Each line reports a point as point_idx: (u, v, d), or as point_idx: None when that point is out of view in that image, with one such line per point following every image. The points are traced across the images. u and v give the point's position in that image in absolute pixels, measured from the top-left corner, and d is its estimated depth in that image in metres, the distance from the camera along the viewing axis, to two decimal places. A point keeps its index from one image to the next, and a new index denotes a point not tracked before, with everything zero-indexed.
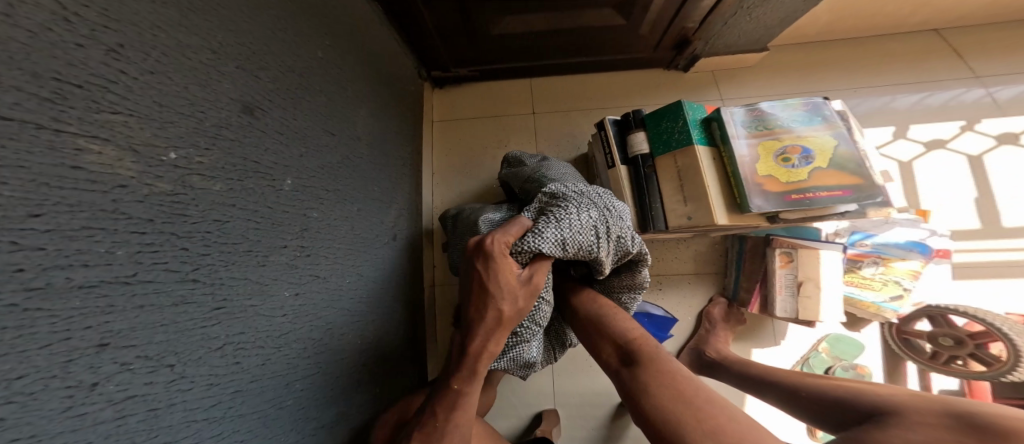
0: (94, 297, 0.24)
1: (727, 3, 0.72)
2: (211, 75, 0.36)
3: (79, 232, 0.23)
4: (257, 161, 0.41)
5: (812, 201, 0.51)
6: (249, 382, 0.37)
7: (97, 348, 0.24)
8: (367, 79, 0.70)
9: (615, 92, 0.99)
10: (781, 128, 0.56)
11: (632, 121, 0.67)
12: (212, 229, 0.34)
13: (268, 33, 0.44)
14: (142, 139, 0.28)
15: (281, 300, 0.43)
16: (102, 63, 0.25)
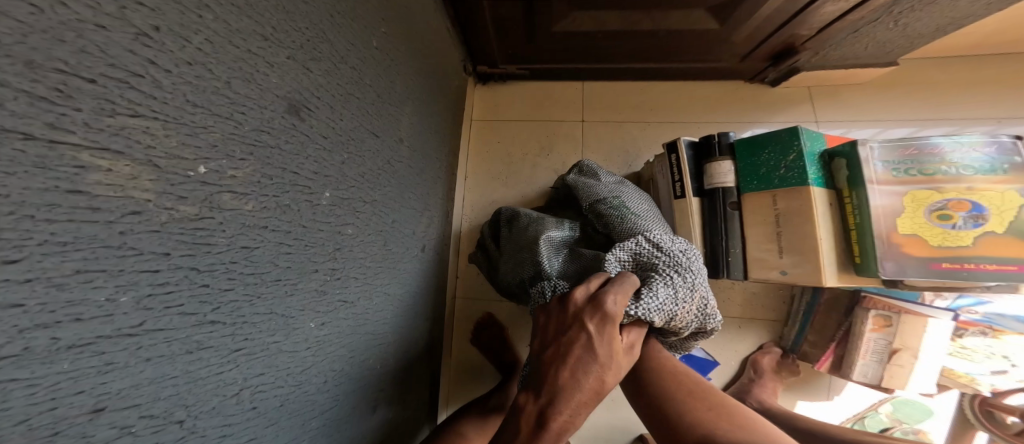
0: (87, 357, 0.18)
1: (867, 8, 0.58)
2: (259, 66, 0.30)
3: (71, 278, 0.17)
4: (297, 171, 0.35)
5: (965, 274, 0.45)
6: (265, 427, 0.32)
7: (89, 416, 0.19)
8: (416, 73, 0.64)
9: (683, 106, 0.88)
10: (941, 178, 0.47)
11: (717, 146, 0.57)
12: (239, 258, 0.28)
13: (324, 17, 0.38)
14: (167, 149, 0.22)
15: (306, 332, 0.37)
16: (128, 50, 0.19)
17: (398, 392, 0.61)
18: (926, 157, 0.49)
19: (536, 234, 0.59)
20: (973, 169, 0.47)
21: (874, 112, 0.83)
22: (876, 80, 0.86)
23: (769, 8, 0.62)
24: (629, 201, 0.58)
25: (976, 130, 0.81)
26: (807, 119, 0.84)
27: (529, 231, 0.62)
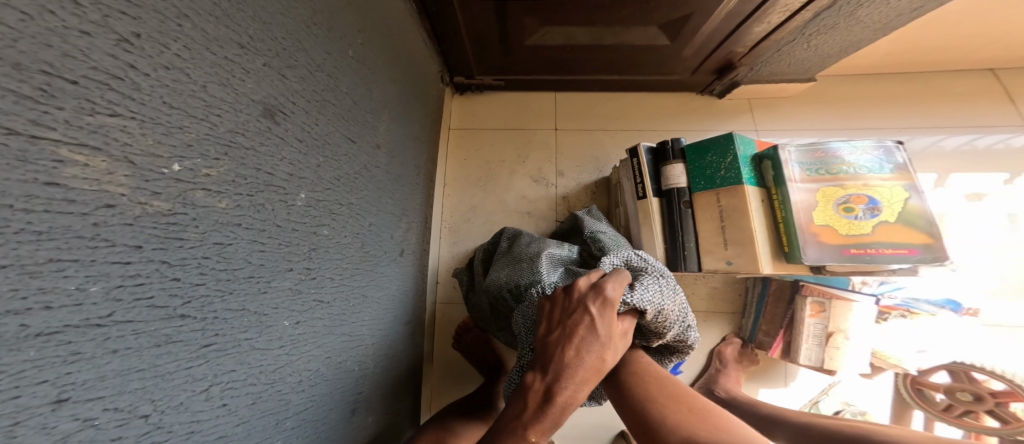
0: (54, 345, 0.19)
1: (785, 29, 0.68)
2: (235, 72, 0.31)
3: (45, 266, 0.18)
4: (271, 172, 0.36)
5: (870, 257, 0.51)
6: (236, 426, 0.32)
7: (53, 406, 0.19)
8: (393, 82, 0.66)
9: (647, 114, 0.95)
10: (845, 175, 0.55)
11: (670, 151, 0.64)
12: (211, 254, 0.29)
13: (300, 27, 0.40)
14: (143, 147, 0.23)
15: (279, 330, 0.37)
16: (109, 54, 0.21)
17: (379, 396, 0.60)
18: (830, 159, 0.57)
19: (538, 249, 0.61)
20: (867, 169, 0.56)
21: (801, 122, 0.94)
22: (806, 96, 0.97)
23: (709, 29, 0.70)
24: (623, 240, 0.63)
25: (885, 138, 0.94)
26: (747, 128, 0.94)
27: (530, 248, 0.64)
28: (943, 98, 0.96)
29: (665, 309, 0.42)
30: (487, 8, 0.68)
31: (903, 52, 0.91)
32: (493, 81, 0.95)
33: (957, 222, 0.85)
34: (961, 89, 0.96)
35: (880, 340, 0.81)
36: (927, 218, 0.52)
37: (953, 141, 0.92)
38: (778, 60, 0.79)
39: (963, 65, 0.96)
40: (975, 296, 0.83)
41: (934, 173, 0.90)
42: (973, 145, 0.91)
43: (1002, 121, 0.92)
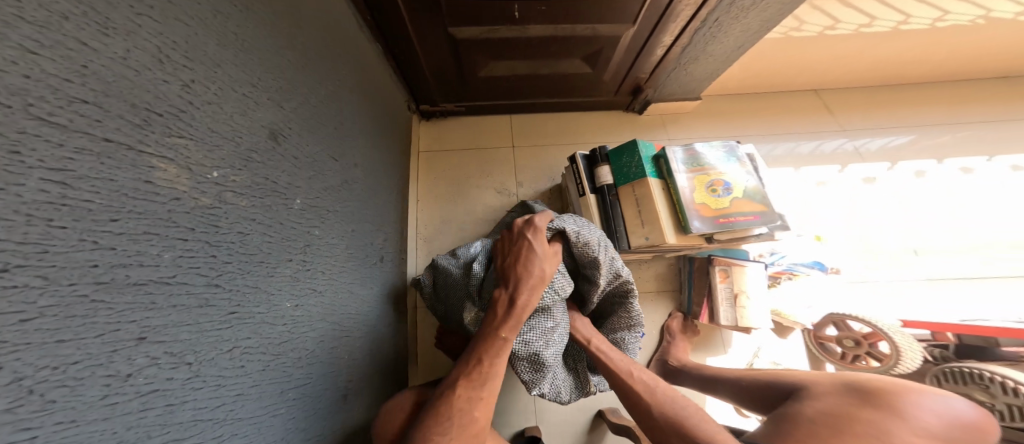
0: (141, 294, 0.27)
1: (670, 59, 0.79)
2: (250, 104, 0.41)
3: (141, 236, 0.27)
4: (275, 181, 0.44)
5: (733, 225, 0.61)
6: (250, 387, 0.38)
7: (136, 341, 0.26)
8: (366, 112, 0.75)
9: (584, 130, 1.07)
10: (707, 164, 0.65)
11: (598, 156, 0.77)
12: (235, 240, 0.37)
13: (294, 68, 0.50)
14: (195, 159, 0.32)
15: (282, 310, 0.44)
16: (178, 95, 0.31)
17: (369, 387, 0.66)
18: (698, 154, 0.67)
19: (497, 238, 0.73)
20: (719, 159, 0.67)
21: (710, 129, 1.08)
22: (715, 111, 1.15)
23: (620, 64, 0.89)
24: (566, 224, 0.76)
25: (782, 143, 1.12)
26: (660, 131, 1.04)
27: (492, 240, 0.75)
28: (807, 108, 1.17)
29: (581, 232, 0.53)
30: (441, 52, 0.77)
31: (780, 74, 1.12)
32: (454, 106, 1.06)
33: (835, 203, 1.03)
34: (821, 101, 1.17)
35: (777, 298, 0.84)
36: (761, 192, 0.64)
37: (817, 144, 1.11)
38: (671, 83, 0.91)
39: (834, 86, 1.20)
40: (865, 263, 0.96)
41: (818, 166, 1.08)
42: (846, 147, 1.10)
43: (864, 125, 1.13)
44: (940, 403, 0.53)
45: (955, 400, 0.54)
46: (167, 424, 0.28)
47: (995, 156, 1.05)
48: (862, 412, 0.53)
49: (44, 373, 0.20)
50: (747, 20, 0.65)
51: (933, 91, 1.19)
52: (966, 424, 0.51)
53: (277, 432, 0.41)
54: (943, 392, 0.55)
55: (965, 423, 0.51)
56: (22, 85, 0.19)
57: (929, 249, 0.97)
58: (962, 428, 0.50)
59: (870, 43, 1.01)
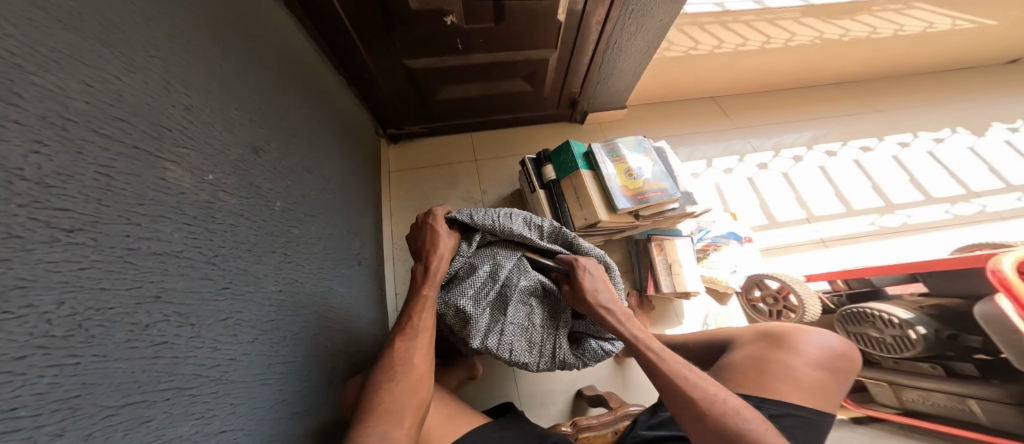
0: (156, 260, 0.30)
1: (592, 74, 0.97)
2: (242, 121, 0.44)
3: (157, 216, 0.30)
4: (262, 187, 0.47)
5: (648, 201, 0.75)
6: (241, 355, 0.40)
7: (153, 298, 0.29)
8: (340, 133, 0.79)
9: (536, 140, 1.20)
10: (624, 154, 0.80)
11: (542, 156, 0.90)
12: (228, 230, 0.40)
13: (279, 91, 0.54)
14: (200, 162, 0.36)
15: (267, 292, 0.49)
16: (184, 109, 0.34)
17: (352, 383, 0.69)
18: (617, 146, 0.82)
19: None
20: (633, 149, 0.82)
21: (640, 133, 1.23)
22: (647, 117, 1.28)
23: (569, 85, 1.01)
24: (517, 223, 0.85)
25: (708, 140, 1.25)
26: (596, 133, 1.20)
27: None
28: (709, 112, 1.31)
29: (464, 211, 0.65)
30: (401, 78, 0.85)
31: (699, 83, 1.26)
32: (419, 128, 1.12)
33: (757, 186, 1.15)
34: (718, 107, 1.33)
35: (708, 268, 0.96)
36: (666, 173, 0.79)
37: (720, 143, 1.24)
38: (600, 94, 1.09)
39: (744, 90, 1.36)
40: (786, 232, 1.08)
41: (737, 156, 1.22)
42: (762, 142, 1.24)
43: (774, 122, 1.30)
44: (818, 341, 0.63)
45: (825, 334, 0.65)
46: (174, 373, 0.30)
47: (850, 142, 1.24)
48: (771, 354, 0.62)
49: (91, 312, 0.23)
50: (638, 41, 0.86)
51: (824, 90, 1.39)
52: (840, 354, 0.62)
53: (264, 403, 0.43)
54: (817, 330, 0.65)
55: (837, 353, 0.62)
56: (84, 110, 0.24)
57: (818, 221, 1.08)
58: (835, 357, 0.62)
59: (745, 56, 1.17)
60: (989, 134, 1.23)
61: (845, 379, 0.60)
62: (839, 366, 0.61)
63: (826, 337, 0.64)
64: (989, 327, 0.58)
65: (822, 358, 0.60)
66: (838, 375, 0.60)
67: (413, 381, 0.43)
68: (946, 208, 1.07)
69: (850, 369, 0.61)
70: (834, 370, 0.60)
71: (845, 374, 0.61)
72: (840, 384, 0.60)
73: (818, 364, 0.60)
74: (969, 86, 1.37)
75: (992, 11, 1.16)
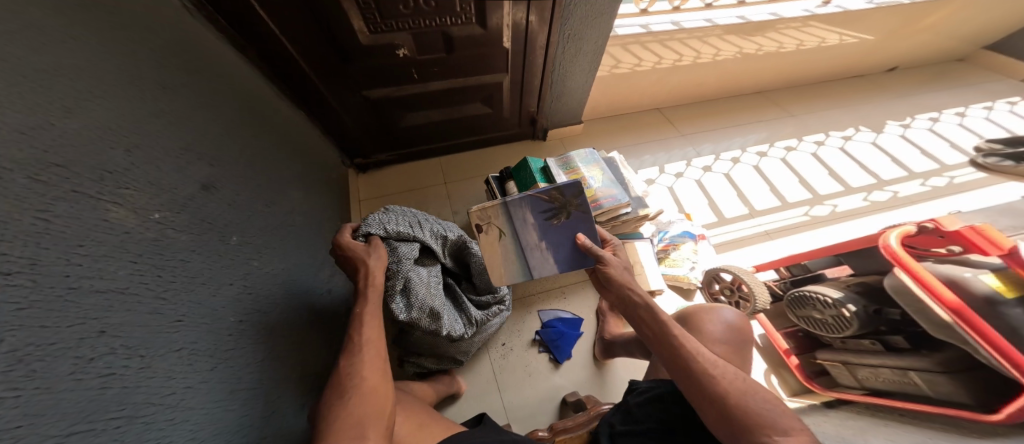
0: (100, 298, 0.30)
1: (545, 94, 1.05)
2: (191, 160, 0.44)
3: (99, 258, 0.31)
4: (214, 222, 0.47)
5: (602, 206, 0.80)
6: (200, 382, 0.40)
7: (97, 333, 0.29)
8: (304, 166, 0.80)
9: (503, 157, 1.25)
10: (576, 167, 0.86)
11: (503, 174, 0.94)
12: (178, 266, 0.40)
13: (230, 128, 0.55)
14: (141, 203, 0.36)
15: (228, 324, 0.47)
16: (122, 155, 0.35)
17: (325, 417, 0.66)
18: (569, 160, 0.88)
19: None
20: (584, 161, 0.88)
21: (599, 146, 1.32)
22: (602, 131, 1.38)
23: (527, 104, 1.08)
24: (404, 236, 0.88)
25: (660, 149, 1.36)
26: (558, 148, 1.29)
27: None
28: (656, 123, 1.43)
29: (390, 226, 0.69)
30: (363, 107, 0.89)
31: (643, 97, 1.39)
32: (386, 156, 1.15)
33: (707, 187, 1.26)
34: (665, 118, 1.46)
35: (669, 268, 1.02)
36: (615, 181, 0.85)
37: (666, 151, 1.36)
38: (557, 111, 1.18)
39: (683, 102, 1.50)
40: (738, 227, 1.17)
41: (684, 161, 1.34)
42: (703, 147, 1.38)
43: (714, 128, 1.44)
44: (722, 319, 0.69)
45: (727, 310, 0.72)
46: (124, 402, 0.30)
47: (776, 143, 1.41)
48: (699, 327, 0.68)
49: (31, 348, 0.23)
50: (581, 63, 0.97)
51: (751, 98, 1.57)
52: (739, 330, 0.68)
53: (228, 430, 0.42)
54: (720, 307, 0.72)
55: (737, 328, 0.69)
56: (18, 158, 0.25)
57: (761, 216, 1.20)
58: (737, 333, 0.68)
59: (679, 71, 1.30)
60: (886, 129, 1.48)
61: (745, 354, 0.67)
62: (740, 339, 0.67)
63: (725, 314, 0.71)
64: (901, 299, 0.61)
65: (726, 335, 0.66)
66: (740, 348, 0.66)
67: (367, 390, 0.43)
68: (862, 196, 1.25)
69: (750, 342, 0.68)
70: (736, 345, 0.66)
71: (745, 347, 0.67)
72: (743, 359, 0.66)
73: (723, 340, 0.66)
74: (861, 94, 1.63)
75: (873, 28, 1.37)
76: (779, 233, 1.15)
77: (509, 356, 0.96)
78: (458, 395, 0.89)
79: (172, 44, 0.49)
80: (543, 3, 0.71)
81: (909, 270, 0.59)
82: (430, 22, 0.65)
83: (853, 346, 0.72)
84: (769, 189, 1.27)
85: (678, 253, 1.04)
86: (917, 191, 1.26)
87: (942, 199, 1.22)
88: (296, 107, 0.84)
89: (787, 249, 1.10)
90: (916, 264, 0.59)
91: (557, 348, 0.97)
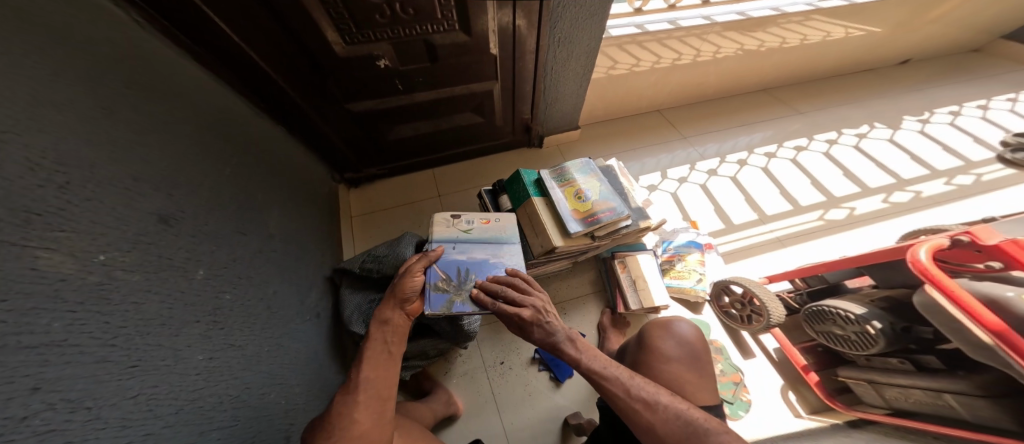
0: (35, 354, 0.26)
1: (538, 100, 1.01)
2: (139, 193, 0.40)
3: (32, 312, 0.26)
4: (171, 257, 0.43)
5: (599, 221, 0.74)
6: (161, 428, 0.36)
7: (30, 391, 0.25)
8: (285, 188, 0.77)
9: (498, 167, 1.22)
10: (572, 178, 0.82)
11: (497, 187, 0.91)
12: (130, 309, 0.36)
13: (196, 152, 0.51)
14: (80, 247, 0.32)
15: (194, 362, 0.43)
16: (53, 196, 0.30)
17: None
18: (564, 171, 0.84)
19: (353, 301, 0.80)
20: (580, 171, 0.84)
21: (598, 152, 1.28)
22: (599, 136, 1.34)
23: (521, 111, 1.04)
24: (376, 250, 0.83)
25: (661, 153, 1.31)
26: (556, 156, 1.25)
27: (356, 299, 0.80)
28: (657, 125, 1.38)
29: None
30: (345, 120, 0.85)
31: (640, 100, 1.34)
32: (377, 170, 1.12)
33: (712, 192, 1.21)
34: (666, 120, 1.41)
35: (674, 280, 0.97)
36: (613, 193, 0.81)
37: (667, 155, 1.31)
38: (550, 118, 1.14)
39: (682, 103, 1.45)
40: (747, 233, 1.11)
41: (687, 165, 1.28)
42: (705, 150, 1.33)
43: (715, 129, 1.38)
44: (675, 334, 0.65)
45: (682, 324, 0.67)
46: None
47: (785, 143, 1.35)
48: (657, 342, 0.65)
49: None
50: (572, 68, 0.93)
51: (753, 96, 1.51)
52: (693, 344, 0.64)
53: None
54: (673, 321, 0.68)
55: (691, 342, 0.64)
56: None
57: (771, 222, 1.14)
58: (690, 348, 0.63)
59: (675, 71, 1.25)
60: (902, 126, 1.41)
61: (706, 371, 0.61)
62: (696, 354, 0.63)
63: (679, 328, 0.66)
64: (931, 317, 0.52)
65: (679, 352, 0.63)
66: (698, 366, 0.61)
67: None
68: (881, 197, 1.19)
69: (707, 358, 0.63)
70: (692, 363, 0.61)
71: (703, 365, 0.62)
72: (705, 377, 0.60)
73: (677, 358, 0.62)
74: (872, 89, 1.56)
75: (881, 20, 1.31)
76: (790, 237, 1.10)
77: (507, 375, 0.91)
78: (455, 417, 0.84)
79: (136, 63, 0.46)
80: (530, 7, 0.68)
81: (942, 288, 0.49)
82: (411, 31, 0.63)
83: (880, 364, 0.66)
84: (777, 192, 1.22)
85: (684, 265, 0.99)
86: (940, 191, 1.19)
87: (967, 200, 1.16)
88: (275, 124, 0.81)
89: (800, 256, 1.05)
90: (949, 279, 0.49)
91: (557, 367, 0.92)
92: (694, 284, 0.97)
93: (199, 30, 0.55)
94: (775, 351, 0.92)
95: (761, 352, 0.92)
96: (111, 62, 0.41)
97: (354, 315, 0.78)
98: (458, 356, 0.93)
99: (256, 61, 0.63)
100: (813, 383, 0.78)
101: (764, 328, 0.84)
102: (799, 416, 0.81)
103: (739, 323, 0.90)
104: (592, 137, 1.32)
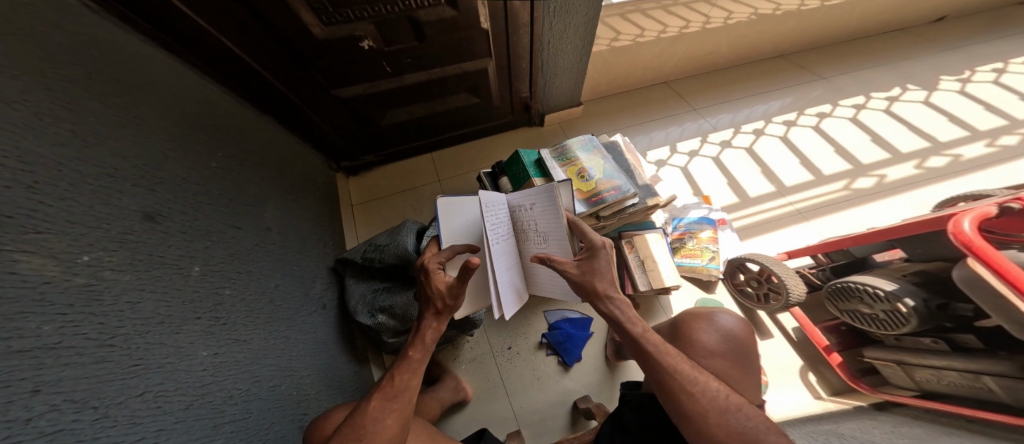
0: (24, 356, 0.24)
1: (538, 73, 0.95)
2: (114, 194, 0.36)
3: (16, 316, 0.24)
4: (163, 255, 0.40)
5: (604, 200, 0.71)
6: (174, 423, 0.35)
7: (30, 394, 0.24)
8: (278, 179, 0.75)
9: (500, 149, 1.17)
10: (574, 157, 0.78)
11: (497, 170, 0.87)
12: (126, 308, 0.33)
13: (170, 145, 0.48)
14: (62, 248, 0.29)
15: (200, 359, 0.41)
16: (23, 198, 0.27)
17: None
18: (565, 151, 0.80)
19: (355, 290, 0.80)
20: (581, 150, 0.80)
21: (601, 129, 1.22)
22: (603, 113, 1.26)
23: (521, 84, 0.98)
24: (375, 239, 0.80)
25: (670, 127, 1.23)
26: (559, 133, 1.20)
27: (359, 288, 0.80)
28: (665, 98, 1.30)
29: None
30: (336, 106, 0.83)
31: (649, 68, 1.24)
32: (374, 158, 1.09)
33: (726, 164, 1.14)
34: (674, 92, 1.32)
35: (684, 258, 0.94)
36: (618, 170, 0.76)
37: (677, 128, 1.23)
38: (552, 95, 1.08)
39: (693, 72, 1.35)
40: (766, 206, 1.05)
41: (698, 136, 1.21)
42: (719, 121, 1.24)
43: (728, 100, 1.29)
44: (718, 327, 0.61)
45: (726, 317, 0.63)
46: None
47: (805, 110, 1.25)
48: (696, 334, 0.60)
49: None
50: (571, 39, 0.86)
51: (771, 61, 1.40)
52: (739, 339, 0.60)
53: None
54: (716, 313, 0.64)
55: (735, 336, 0.60)
56: None
57: (790, 194, 1.07)
58: (735, 342, 0.59)
59: (685, 38, 1.15)
60: (939, 87, 1.28)
61: (749, 366, 0.58)
62: (743, 351, 0.59)
63: (721, 321, 0.62)
64: (973, 293, 0.46)
65: (723, 346, 0.58)
66: (741, 359, 0.58)
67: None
68: (914, 163, 1.09)
69: (751, 351, 0.60)
70: (737, 358, 0.57)
71: (748, 361, 0.58)
72: (748, 372, 0.57)
73: (719, 353, 0.58)
74: (904, 48, 1.42)
75: None
76: (809, 207, 1.04)
77: (515, 360, 0.91)
78: (464, 403, 0.85)
79: (100, 55, 0.43)
80: None
81: (987, 261, 0.43)
82: (392, 7, 0.59)
83: (910, 345, 0.62)
84: (796, 162, 1.14)
85: (695, 242, 0.95)
86: (982, 153, 1.09)
87: (1016, 161, 1.05)
88: (263, 113, 0.78)
89: (818, 229, 0.99)
90: (996, 251, 0.43)
91: (564, 351, 0.91)
92: (706, 262, 0.92)
93: (170, 19, 0.53)
94: (793, 331, 0.89)
95: (777, 333, 0.89)
96: (76, 55, 0.39)
97: (358, 304, 0.78)
98: (467, 343, 0.93)
99: (231, 48, 0.60)
100: (836, 364, 0.74)
101: (782, 307, 0.80)
102: (820, 398, 0.79)
103: (756, 302, 0.86)
104: (596, 114, 1.25)
